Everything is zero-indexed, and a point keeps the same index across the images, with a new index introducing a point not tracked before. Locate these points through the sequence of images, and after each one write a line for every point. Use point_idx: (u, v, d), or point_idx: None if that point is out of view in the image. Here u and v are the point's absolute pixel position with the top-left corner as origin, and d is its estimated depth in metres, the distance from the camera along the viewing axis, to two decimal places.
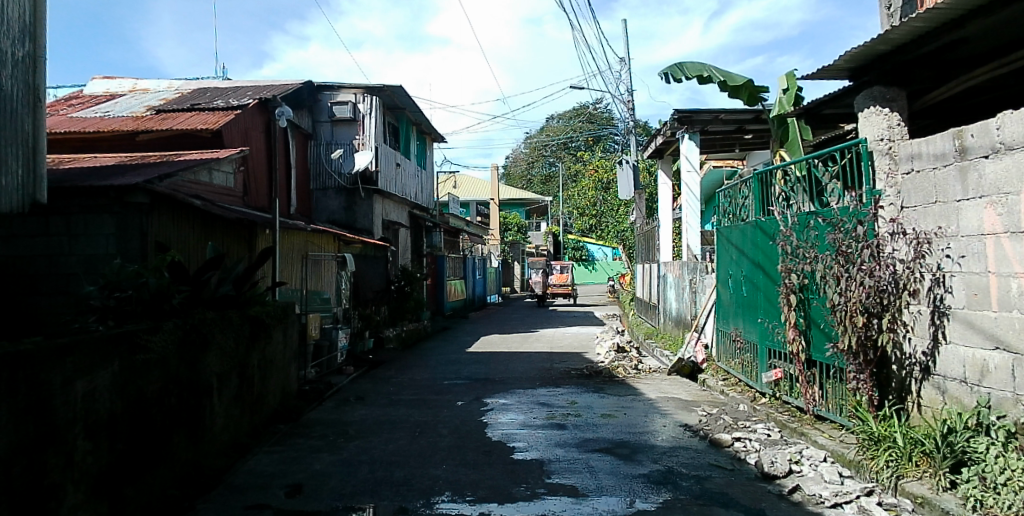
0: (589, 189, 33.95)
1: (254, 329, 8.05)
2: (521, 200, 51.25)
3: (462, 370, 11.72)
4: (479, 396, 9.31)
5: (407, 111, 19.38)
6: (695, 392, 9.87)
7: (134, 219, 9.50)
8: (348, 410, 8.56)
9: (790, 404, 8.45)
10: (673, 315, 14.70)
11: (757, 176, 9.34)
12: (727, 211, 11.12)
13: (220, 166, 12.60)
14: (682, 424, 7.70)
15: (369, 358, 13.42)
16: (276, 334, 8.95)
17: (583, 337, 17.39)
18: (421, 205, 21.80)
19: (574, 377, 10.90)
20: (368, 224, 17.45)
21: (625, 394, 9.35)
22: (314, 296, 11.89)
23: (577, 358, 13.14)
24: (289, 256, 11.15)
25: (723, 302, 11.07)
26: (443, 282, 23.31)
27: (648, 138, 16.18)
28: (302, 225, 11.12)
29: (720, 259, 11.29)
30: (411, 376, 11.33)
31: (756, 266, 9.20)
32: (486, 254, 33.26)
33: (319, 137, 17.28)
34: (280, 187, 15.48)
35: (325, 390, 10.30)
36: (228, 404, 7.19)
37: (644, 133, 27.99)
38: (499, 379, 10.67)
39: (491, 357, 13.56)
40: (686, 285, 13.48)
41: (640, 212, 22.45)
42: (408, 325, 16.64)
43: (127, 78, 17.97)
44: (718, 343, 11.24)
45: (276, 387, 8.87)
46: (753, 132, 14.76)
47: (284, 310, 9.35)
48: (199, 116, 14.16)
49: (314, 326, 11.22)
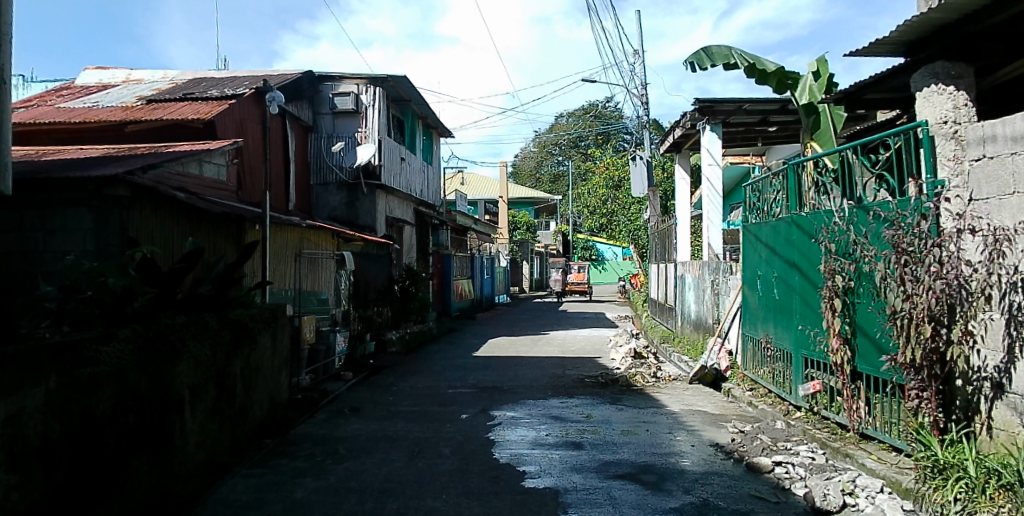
0: (600, 187, 33.12)
1: (238, 333, 7.26)
2: (530, 199, 50.49)
3: (467, 378, 10.91)
4: (486, 407, 8.51)
5: (412, 103, 18.54)
6: (721, 404, 9.03)
7: (113, 214, 8.69)
8: (341, 424, 7.77)
9: (830, 419, 7.66)
10: (692, 319, 13.88)
11: (793, 168, 8.48)
12: (754, 209, 10.34)
13: (211, 158, 11.83)
14: (712, 444, 6.90)
15: (370, 362, 12.63)
16: (265, 339, 8.17)
17: (596, 340, 16.57)
18: (427, 202, 20.98)
19: (589, 385, 10.06)
20: (370, 221, 16.67)
21: (645, 407, 8.52)
22: (308, 298, 11.09)
23: (590, 364, 12.32)
24: (283, 254, 10.36)
25: (749, 306, 10.25)
26: (449, 282, 22.56)
27: (665, 131, 15.31)
28: (296, 222, 10.31)
29: (746, 257, 10.52)
30: (413, 384, 10.53)
31: (793, 267, 8.31)
32: (494, 253, 32.47)
33: (319, 129, 16.47)
34: (276, 181, 14.70)
35: (319, 398, 9.52)
36: (202, 418, 6.41)
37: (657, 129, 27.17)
38: (508, 388, 9.85)
39: (499, 362, 12.75)
40: (707, 287, 12.62)
41: (654, 210, 21.61)
42: (412, 327, 15.88)
43: (121, 68, 17.20)
44: (745, 351, 10.38)
45: (263, 396, 8.09)
46: (778, 124, 13.89)
47: (273, 313, 8.56)
48: (192, 106, 13.34)
49: (308, 329, 10.43)
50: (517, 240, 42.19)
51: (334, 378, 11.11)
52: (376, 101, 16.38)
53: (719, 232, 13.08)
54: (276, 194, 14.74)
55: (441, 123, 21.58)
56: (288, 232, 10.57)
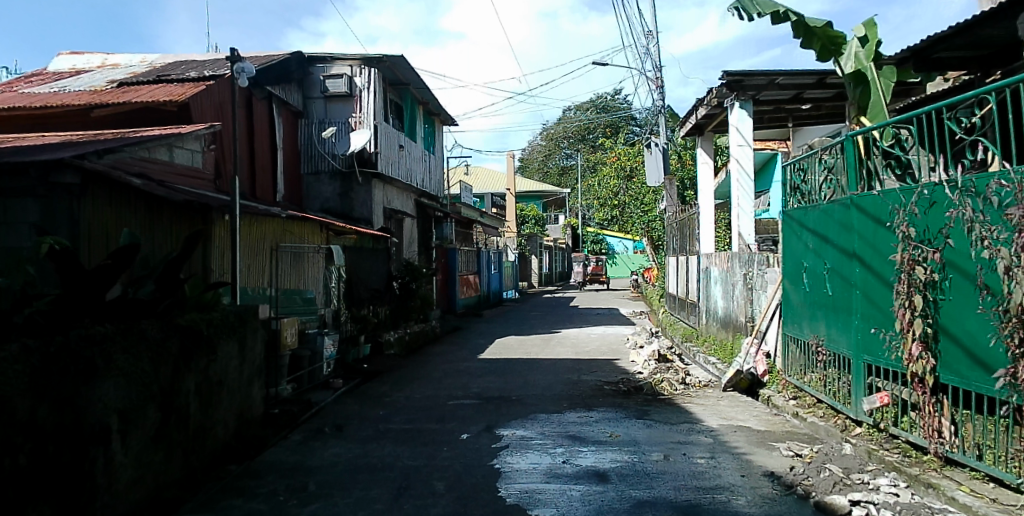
0: (611, 177, 31.80)
1: (192, 342, 6.05)
2: (538, 193, 49.13)
3: (471, 386, 9.67)
4: (491, 424, 7.25)
5: (411, 87, 17.27)
6: (764, 419, 7.76)
7: (60, 205, 7.40)
8: (319, 449, 6.54)
9: (901, 438, 6.43)
10: (720, 316, 12.59)
11: (852, 141, 7.25)
12: (795, 193, 9.07)
13: (183, 142, 10.62)
14: (767, 474, 5.67)
15: (364, 368, 11.41)
16: (231, 348, 6.97)
17: (612, 339, 15.29)
18: (429, 193, 19.70)
19: (609, 395, 8.79)
20: (366, 213, 15.35)
21: (679, 424, 7.26)
22: (291, 297, 9.89)
23: (609, 367, 11.06)
24: (258, 251, 9.14)
25: (791, 303, 9.06)
26: (454, 277, 21.42)
27: (686, 113, 14.07)
28: (275, 212, 9.05)
29: (786, 248, 9.28)
30: (410, 393, 9.29)
31: (855, 257, 7.08)
32: (502, 248, 31.20)
33: (309, 115, 15.24)
34: (260, 170, 13.48)
35: (301, 412, 8.31)
36: (140, 447, 5.22)
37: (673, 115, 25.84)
38: (517, 399, 8.59)
39: (507, 366, 11.51)
40: (738, 282, 11.34)
41: (672, 198, 20.30)
42: (412, 328, 14.69)
43: (97, 54, 15.99)
44: (788, 354, 9.14)
45: (230, 413, 6.90)
46: (812, 100, 12.89)
47: (242, 317, 7.35)
48: (165, 89, 12.10)
49: (292, 332, 9.20)
50: (526, 234, 40.90)
51: (321, 386, 9.92)
52: (372, 83, 15.13)
53: (750, 220, 11.70)
54: (260, 183, 13.52)
55: (444, 110, 20.33)
56: (264, 225, 9.35)
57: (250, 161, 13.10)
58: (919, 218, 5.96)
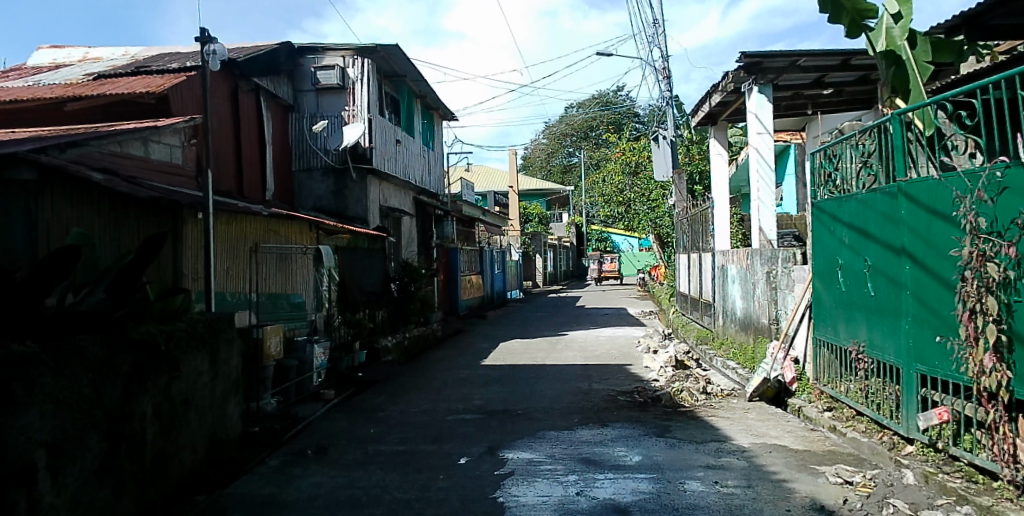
0: (616, 174, 30.91)
1: (147, 357, 5.26)
2: (542, 192, 48.29)
3: (473, 397, 8.85)
4: (493, 446, 6.43)
5: (408, 79, 16.46)
6: (800, 436, 6.95)
7: (14, 203, 6.41)
8: (297, 478, 5.73)
9: (962, 460, 5.63)
10: (739, 317, 11.79)
11: (899, 120, 6.44)
12: (828, 183, 8.24)
13: (159, 136, 9.85)
14: (817, 510, 4.85)
15: (359, 377, 10.60)
16: (200, 361, 6.17)
17: (623, 342, 14.44)
18: (429, 191, 18.91)
19: (624, 408, 7.96)
20: (361, 212, 14.58)
21: (706, 443, 6.45)
22: (276, 301, 9.10)
23: (621, 374, 10.22)
24: (236, 252, 8.33)
25: (823, 304, 8.31)
26: (456, 278, 20.63)
27: (698, 102, 13.27)
28: (257, 210, 8.24)
29: (816, 244, 8.49)
30: (407, 405, 8.49)
31: (904, 253, 6.31)
32: (505, 247, 30.31)
33: (300, 108, 14.43)
34: (247, 166, 12.70)
35: (286, 430, 7.51)
36: (78, 484, 4.44)
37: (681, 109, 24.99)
38: (522, 413, 7.78)
39: (512, 374, 10.68)
40: (760, 281, 10.55)
41: (681, 194, 19.48)
42: (411, 332, 13.93)
43: (78, 48, 15.19)
44: (819, 361, 8.45)
45: (200, 436, 6.11)
46: (833, 86, 12.25)
47: (214, 326, 6.57)
48: (141, 80, 11.29)
49: (276, 341, 8.39)
50: (530, 232, 39.96)
51: (311, 399, 9.12)
52: (366, 73, 14.31)
53: (771, 213, 10.76)
54: (248, 180, 12.74)
55: (442, 104, 19.55)
56: (243, 223, 8.53)
57: (235, 158, 12.32)
58: (988, 206, 5.15)
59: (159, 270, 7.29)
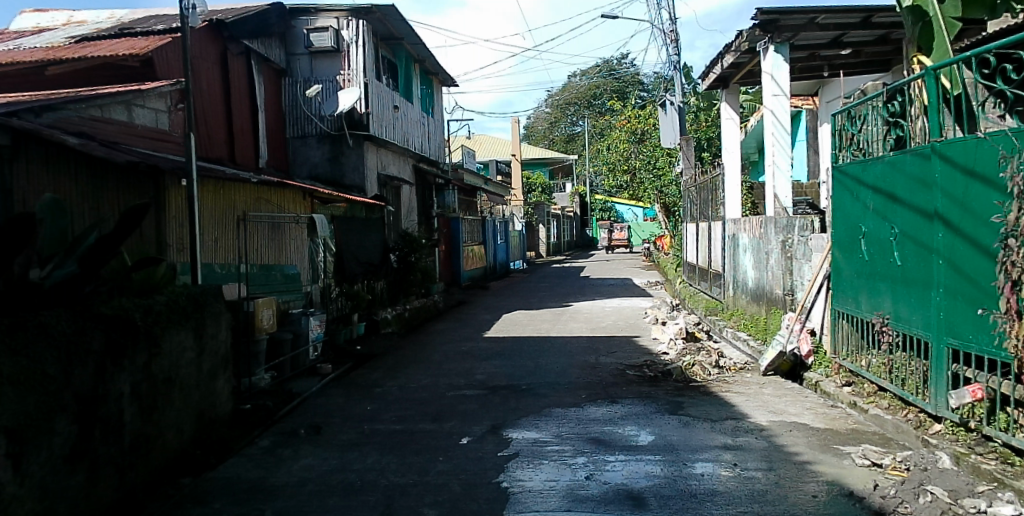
0: (621, 142, 30.33)
1: (122, 334, 4.87)
2: (544, 161, 47.64)
3: (475, 371, 8.47)
4: (496, 424, 6.07)
5: (406, 43, 15.90)
6: (821, 413, 6.59)
7: None
8: (287, 460, 5.38)
9: (997, 440, 5.31)
10: (750, 287, 11.40)
11: (935, 73, 6.11)
12: (851, 145, 7.83)
13: (143, 100, 9.40)
14: (846, 495, 4.49)
15: (357, 350, 10.24)
16: (184, 337, 5.79)
17: (629, 313, 14.06)
18: (429, 159, 18.44)
19: (633, 383, 7.59)
20: (359, 180, 14.09)
21: (722, 422, 6.09)
22: (268, 273, 8.73)
23: (629, 347, 9.84)
24: (225, 221, 7.91)
25: (843, 274, 7.92)
26: (458, 248, 20.26)
27: (709, 65, 12.76)
28: (246, 176, 7.83)
29: (837, 210, 8.08)
30: (406, 379, 8.14)
31: (937, 218, 5.93)
32: (508, 217, 29.85)
33: (293, 73, 13.96)
34: (239, 133, 12.25)
35: (281, 407, 7.15)
36: (45, 472, 4.10)
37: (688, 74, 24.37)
38: (526, 388, 7.41)
39: (515, 347, 10.30)
40: (774, 250, 10.12)
41: (688, 161, 18.99)
42: (411, 304, 13.57)
43: (63, 11, 14.66)
44: (839, 335, 8.07)
45: (185, 415, 5.75)
46: (851, 45, 11.75)
47: (200, 299, 6.17)
48: (124, 43, 10.78)
49: (270, 314, 8.03)
50: (533, 202, 39.42)
51: (307, 373, 8.75)
52: (361, 36, 13.86)
53: (786, 179, 10.33)
54: (240, 147, 12.30)
55: (442, 69, 18.99)
56: (232, 190, 8.11)
57: (226, 125, 11.87)
58: None
59: (142, 239, 6.88)
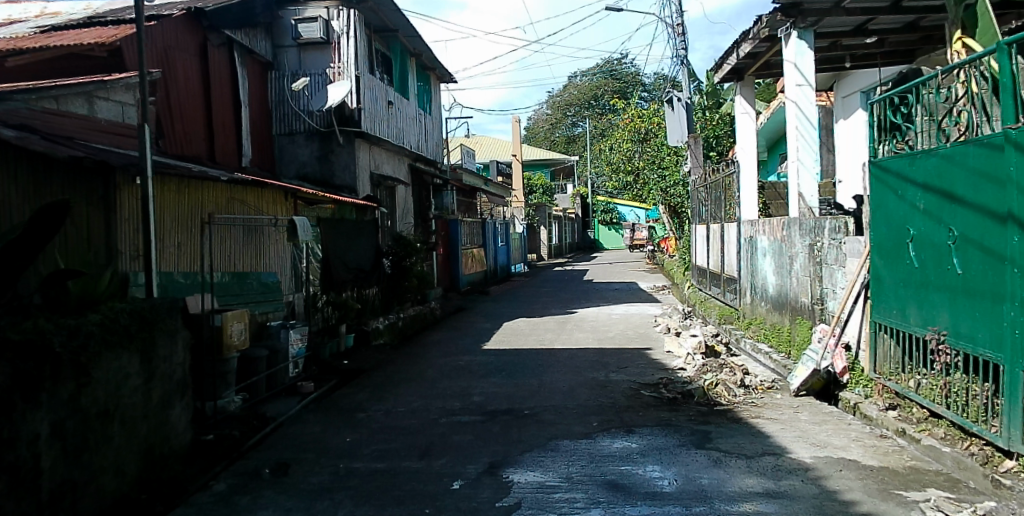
0: (624, 141, 29.42)
1: (34, 364, 3.98)
2: (545, 162, 46.75)
3: (472, 390, 7.59)
4: (495, 462, 5.20)
5: (401, 35, 15.12)
6: (869, 446, 5.72)
7: None
8: (243, 512, 4.50)
9: None
10: (772, 295, 10.52)
11: (1008, 49, 5.15)
12: (895, 138, 6.92)
13: (107, 92, 8.56)
14: None
15: (344, 365, 9.35)
16: (126, 361, 4.89)
17: (638, 321, 13.14)
18: (426, 158, 17.53)
19: (650, 407, 6.71)
20: (349, 180, 13.22)
21: (759, 459, 5.23)
22: (241, 282, 7.85)
23: (641, 362, 8.95)
24: (187, 224, 7.01)
25: (885, 283, 7.05)
26: (457, 251, 19.38)
27: (722, 56, 11.84)
28: (214, 175, 6.96)
29: (877, 211, 7.19)
30: (393, 401, 7.26)
31: (1012, 221, 5.08)
32: (509, 218, 28.93)
33: (279, 66, 13.08)
34: (219, 129, 11.37)
35: (251, 436, 6.29)
36: None
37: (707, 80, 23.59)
38: (530, 413, 6.53)
39: (516, 360, 9.41)
40: (800, 255, 9.24)
41: (697, 160, 18.11)
42: (406, 312, 12.70)
43: (36, 2, 13.78)
44: (879, 351, 7.20)
45: (129, 453, 4.88)
46: (876, 33, 10.85)
47: (149, 316, 5.27)
48: (92, 32, 9.91)
49: (242, 328, 7.16)
50: (534, 203, 38.51)
51: (285, 393, 7.87)
52: (352, 26, 12.92)
53: (813, 177, 9.39)
54: (221, 145, 11.42)
55: (439, 63, 18.13)
56: (199, 188, 7.22)
57: (205, 120, 11.01)
58: None
59: (87, 245, 5.99)
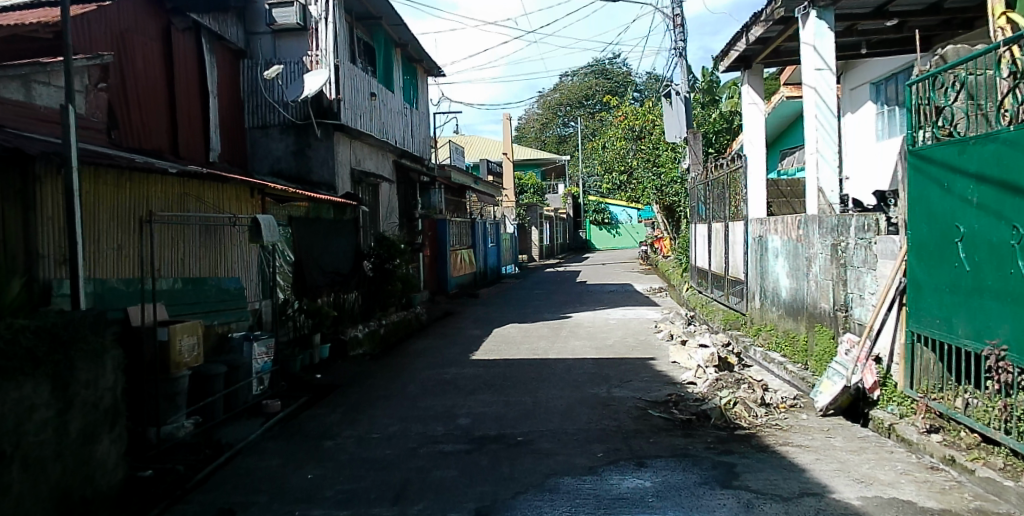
0: (618, 139, 28.56)
1: None
2: (536, 161, 45.87)
3: (458, 410, 6.71)
4: (482, 509, 4.33)
5: (385, 23, 14.24)
6: (923, 482, 4.87)
7: None
8: None
9: None
10: (785, 300, 9.68)
11: None
12: (937, 123, 6.09)
13: (48, 77, 7.60)
14: None
15: (318, 379, 8.45)
16: (30, 390, 4.01)
17: (637, 327, 12.26)
18: (413, 154, 16.65)
19: (662, 431, 5.85)
20: (328, 176, 12.29)
21: (798, 502, 4.38)
22: (194, 288, 6.94)
23: (646, 375, 8.08)
24: (127, 223, 6.13)
25: (927, 288, 6.19)
26: (445, 252, 18.52)
27: (730, 42, 11.01)
28: (163, 166, 6.04)
29: (917, 207, 6.35)
30: (368, 423, 6.38)
31: None
32: (499, 219, 28.05)
33: (253, 54, 12.17)
34: (185, 121, 10.44)
35: (200, 468, 5.41)
36: None
37: (704, 74, 22.77)
38: (524, 440, 5.66)
39: (508, 373, 8.53)
40: (819, 256, 8.41)
41: (695, 157, 17.30)
42: (388, 319, 11.78)
43: None
44: (919, 364, 6.33)
45: (35, 504, 4.00)
46: (898, 15, 10.03)
47: (64, 333, 4.36)
48: (38, 12, 8.96)
49: (194, 342, 6.22)
50: (525, 203, 37.59)
51: (248, 414, 6.95)
52: (330, 10, 12.04)
53: (833, 170, 8.57)
54: (186, 138, 10.47)
55: (425, 55, 17.24)
56: (141, 182, 6.29)
57: (169, 110, 10.10)
58: None
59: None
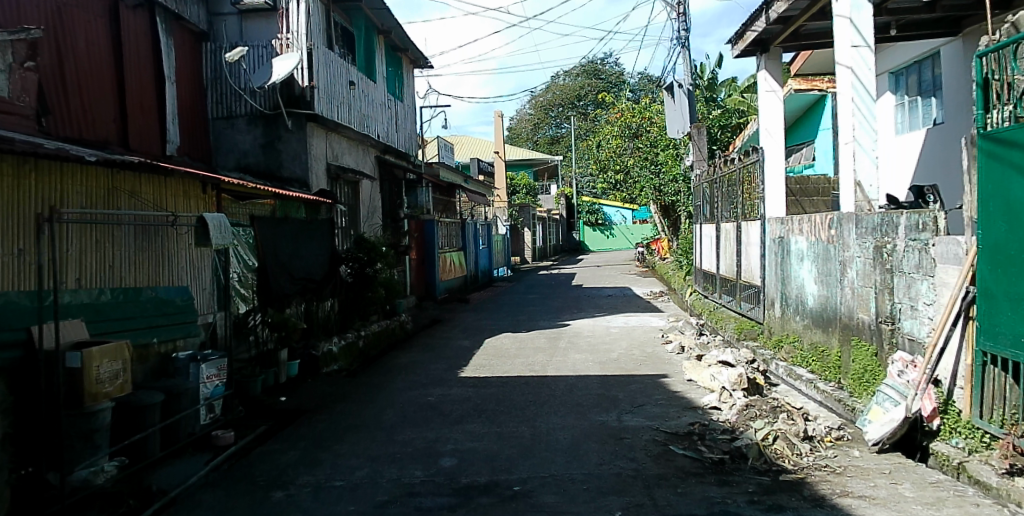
0: (614, 137, 27.48)
1: None
2: (528, 162, 44.76)
3: (441, 447, 5.60)
4: None
5: (365, 6, 13.13)
6: None
7: None
8: None
9: None
10: (811, 307, 8.62)
11: None
12: (1019, 99, 5.01)
13: None
14: None
15: (281, 403, 7.33)
16: None
17: (642, 337, 11.16)
18: (397, 150, 15.51)
19: (691, 477, 4.76)
20: (300, 171, 11.15)
21: None
22: (124, 301, 5.81)
23: (661, 398, 6.99)
24: (28, 224, 5.02)
25: (1004, 298, 5.13)
26: (433, 254, 17.43)
27: (746, 22, 9.96)
28: (77, 154, 4.92)
29: (992, 201, 5.27)
30: (332, 465, 5.26)
31: None
32: (490, 219, 26.95)
33: (216, 37, 11.05)
34: (136, 108, 9.31)
35: None
36: None
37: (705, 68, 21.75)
38: (521, 491, 4.56)
39: (499, 395, 7.42)
40: (856, 259, 7.35)
41: (699, 152, 16.24)
42: (368, 331, 10.66)
43: None
44: (992, 391, 5.24)
45: None
46: None
47: None
48: None
49: (119, 369, 5.05)
50: (517, 204, 36.48)
51: (192, 449, 5.83)
52: None
53: (872, 161, 7.52)
54: (139, 127, 9.33)
55: (411, 45, 16.13)
56: (49, 174, 5.18)
57: (117, 96, 8.96)
58: None
59: None
